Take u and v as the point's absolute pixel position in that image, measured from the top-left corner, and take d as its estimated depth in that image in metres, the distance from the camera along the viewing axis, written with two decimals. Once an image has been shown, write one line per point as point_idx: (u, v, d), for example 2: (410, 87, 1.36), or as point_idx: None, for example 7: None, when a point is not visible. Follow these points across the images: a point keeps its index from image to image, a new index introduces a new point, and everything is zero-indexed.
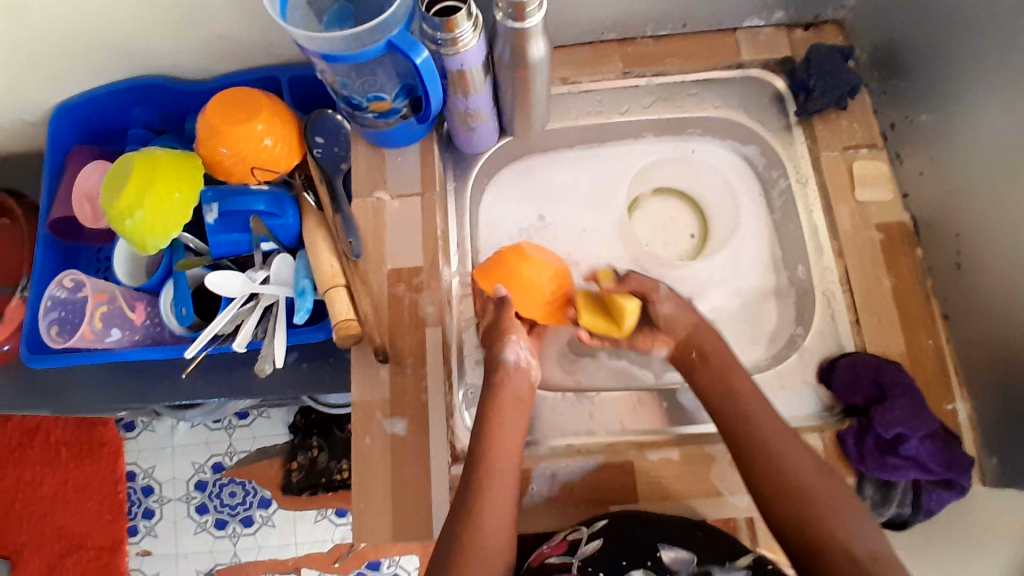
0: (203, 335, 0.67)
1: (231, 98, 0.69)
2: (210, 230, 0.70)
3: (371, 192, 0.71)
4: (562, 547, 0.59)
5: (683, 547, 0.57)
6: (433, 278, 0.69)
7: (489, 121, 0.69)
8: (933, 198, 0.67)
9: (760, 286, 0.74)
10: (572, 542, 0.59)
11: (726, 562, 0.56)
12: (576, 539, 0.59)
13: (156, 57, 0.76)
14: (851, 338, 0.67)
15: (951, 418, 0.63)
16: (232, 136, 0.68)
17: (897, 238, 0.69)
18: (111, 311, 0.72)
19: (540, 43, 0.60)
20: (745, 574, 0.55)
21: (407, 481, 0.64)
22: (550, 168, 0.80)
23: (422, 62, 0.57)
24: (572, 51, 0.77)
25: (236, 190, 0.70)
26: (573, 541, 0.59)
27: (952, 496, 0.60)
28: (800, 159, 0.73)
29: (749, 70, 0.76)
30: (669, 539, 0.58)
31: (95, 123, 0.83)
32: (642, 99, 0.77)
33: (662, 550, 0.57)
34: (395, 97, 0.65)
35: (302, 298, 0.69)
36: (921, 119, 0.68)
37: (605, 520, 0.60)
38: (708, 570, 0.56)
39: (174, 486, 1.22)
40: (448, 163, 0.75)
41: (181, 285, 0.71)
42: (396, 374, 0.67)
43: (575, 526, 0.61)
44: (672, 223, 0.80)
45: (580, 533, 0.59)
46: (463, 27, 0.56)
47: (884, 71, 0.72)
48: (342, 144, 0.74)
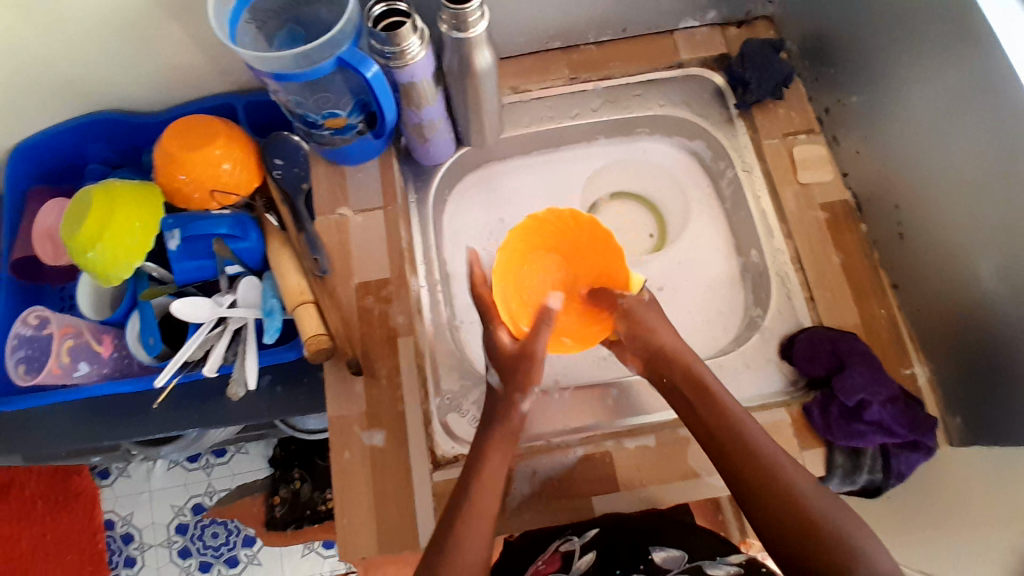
0: (171, 364, 0.67)
1: (189, 127, 0.71)
2: (174, 257, 0.71)
3: (333, 209, 0.72)
4: (556, 563, 0.63)
5: (674, 547, 0.62)
6: (400, 288, 0.70)
7: (444, 131, 0.71)
8: (872, 174, 0.71)
9: (715, 272, 0.77)
10: (565, 555, 0.63)
11: (718, 558, 0.61)
12: (569, 552, 0.63)
13: (109, 91, 0.77)
14: (808, 313, 0.69)
15: (911, 382, 0.66)
16: (191, 161, 0.69)
17: (841, 214, 0.73)
18: (79, 345, 0.72)
19: (486, 53, 0.62)
20: (737, 569, 0.59)
21: (388, 492, 0.64)
22: (507, 177, 0.82)
23: (371, 76, 0.60)
24: (520, 62, 0.80)
25: (197, 216, 0.71)
26: (567, 553, 0.63)
27: (920, 457, 0.62)
28: (745, 148, 0.76)
29: (689, 69, 0.79)
30: (661, 542, 0.62)
31: (49, 162, 0.83)
32: (590, 103, 0.80)
33: (653, 552, 0.62)
34: (350, 113, 0.67)
35: (270, 318, 0.70)
36: (852, 100, 0.72)
37: (596, 530, 0.63)
38: (700, 566, 0.60)
39: (154, 532, 1.19)
40: (409, 177, 0.77)
41: (147, 315, 0.71)
42: (371, 386, 0.67)
43: (566, 536, 0.65)
44: (631, 226, 0.84)
45: (572, 544, 0.64)
46: (409, 40, 0.58)
47: (815, 60, 0.76)
48: (302, 165, 0.76)
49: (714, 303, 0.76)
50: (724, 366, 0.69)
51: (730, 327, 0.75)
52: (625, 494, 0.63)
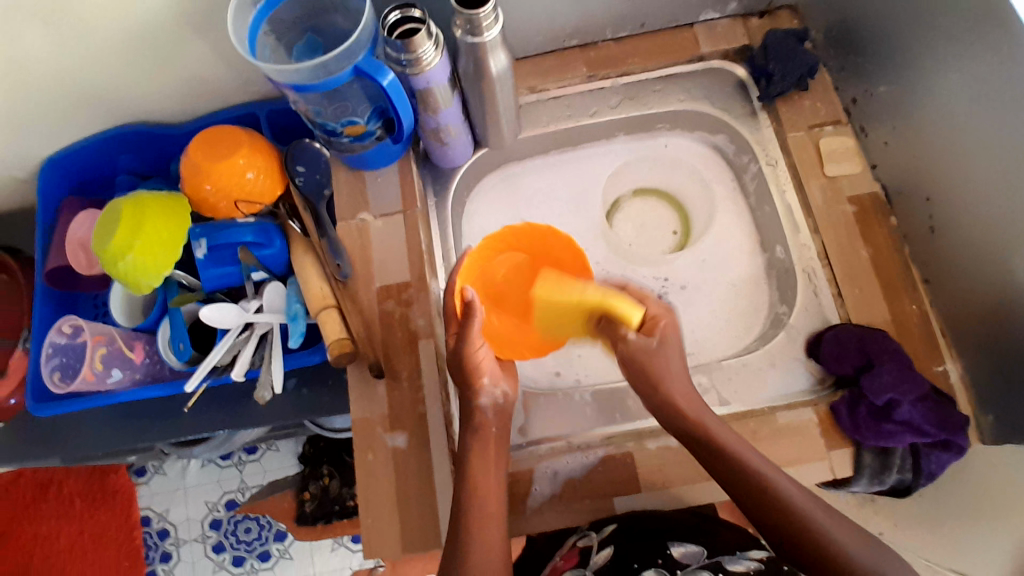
0: (201, 368, 0.69)
1: (212, 137, 0.72)
2: (201, 265, 0.72)
3: (354, 214, 0.73)
4: (575, 556, 0.66)
5: (693, 542, 0.63)
6: (421, 292, 0.70)
7: (461, 135, 0.71)
8: (900, 167, 0.69)
9: (739, 268, 0.76)
10: (584, 550, 0.65)
11: (738, 553, 0.63)
12: (587, 547, 0.65)
13: (137, 102, 0.79)
14: (835, 310, 0.68)
15: (944, 380, 0.64)
16: (215, 172, 0.70)
17: (869, 208, 0.71)
18: (112, 352, 0.74)
19: (500, 55, 0.62)
20: (756, 565, 0.62)
21: (412, 493, 0.65)
22: (525, 176, 0.82)
23: (388, 84, 0.60)
24: (537, 61, 0.80)
25: (222, 224, 0.72)
26: (584, 549, 0.65)
27: (951, 457, 0.61)
28: (768, 142, 0.75)
29: (710, 62, 0.78)
30: (679, 537, 0.64)
31: (82, 172, 0.86)
32: (609, 100, 0.79)
33: (670, 547, 0.63)
34: (368, 120, 0.68)
35: (294, 322, 0.71)
36: (880, 91, 0.70)
37: (613, 526, 0.65)
38: (720, 562, 0.62)
39: (189, 527, 1.23)
40: (427, 180, 0.77)
41: (177, 322, 0.73)
42: (394, 389, 0.68)
43: (585, 532, 0.67)
44: (654, 222, 0.83)
45: (590, 539, 0.66)
46: (424, 47, 0.58)
47: (840, 50, 0.74)
48: (323, 171, 0.77)
49: (738, 302, 0.75)
50: (749, 366, 0.68)
51: (755, 324, 0.74)
52: (647, 496, 0.63)
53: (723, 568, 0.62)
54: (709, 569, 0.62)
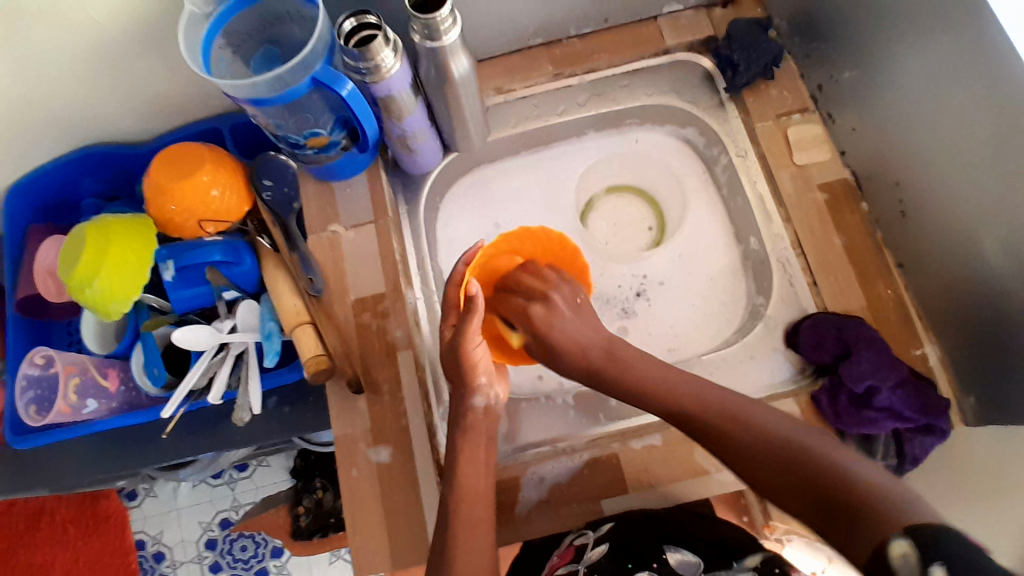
0: (178, 391, 0.68)
1: (174, 156, 0.71)
2: (170, 288, 0.71)
3: (325, 227, 0.72)
4: (570, 553, 0.66)
5: (690, 552, 0.62)
6: (396, 302, 0.70)
7: (428, 141, 0.70)
8: (869, 152, 0.69)
9: (717, 261, 0.76)
10: (579, 548, 0.65)
11: (733, 564, 0.61)
12: (582, 545, 0.65)
13: (98, 125, 0.78)
14: (812, 300, 0.68)
15: (922, 363, 0.65)
16: (179, 191, 0.69)
17: (841, 193, 0.71)
18: (85, 382, 0.73)
19: (462, 59, 0.61)
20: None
21: (398, 506, 0.64)
22: (497, 178, 0.81)
23: (347, 94, 0.59)
24: (502, 61, 0.79)
25: (190, 245, 0.71)
26: (580, 546, 0.65)
27: (935, 441, 0.61)
28: (738, 132, 0.74)
29: (675, 54, 0.77)
30: (678, 543, 0.63)
31: (46, 199, 0.84)
32: (577, 97, 0.78)
33: (668, 552, 0.62)
34: (332, 130, 0.67)
35: (268, 341, 0.70)
36: (845, 76, 0.70)
37: (610, 523, 0.65)
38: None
39: (184, 548, 1.21)
40: (398, 188, 0.76)
41: (150, 346, 0.72)
42: (374, 403, 0.67)
43: (582, 531, 0.67)
44: (628, 220, 0.82)
45: (587, 538, 0.66)
46: (382, 53, 0.57)
47: (804, 36, 0.74)
48: (291, 184, 0.76)
49: (717, 295, 0.75)
50: (728, 360, 0.68)
51: (734, 316, 0.74)
52: (635, 496, 0.63)
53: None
54: None
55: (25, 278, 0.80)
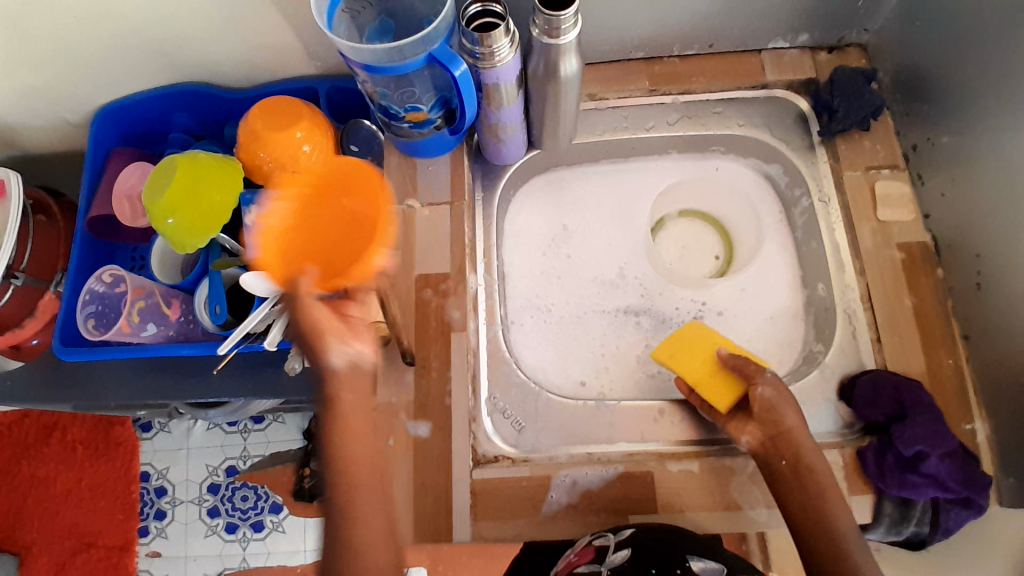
0: (236, 332, 0.69)
1: (273, 107, 0.73)
2: (247, 233, 0.73)
3: (403, 200, 0.74)
4: (589, 555, 0.59)
5: (714, 559, 0.57)
6: (459, 284, 0.71)
7: (518, 134, 0.72)
8: (954, 221, 0.68)
9: (781, 302, 0.76)
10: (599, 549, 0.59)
11: None
12: (603, 547, 0.60)
13: (200, 62, 0.80)
14: (872, 356, 0.68)
15: (970, 439, 0.64)
16: (273, 140, 0.71)
17: (917, 257, 0.70)
18: (150, 307, 0.75)
19: (573, 60, 0.62)
20: None
21: (429, 483, 0.65)
22: (574, 181, 0.83)
23: (460, 74, 0.59)
24: (600, 69, 0.80)
25: (273, 194, 0.73)
26: (600, 548, 0.60)
27: (970, 515, 0.61)
28: (824, 177, 0.74)
29: (773, 91, 0.77)
30: (699, 550, 0.58)
31: (134, 125, 0.87)
32: (667, 116, 0.78)
33: (692, 560, 0.57)
34: (432, 108, 0.68)
35: (333, 300, 0.71)
36: (943, 140, 0.69)
37: (632, 528, 0.61)
38: None
39: (187, 488, 1.23)
40: (477, 175, 0.78)
41: (216, 284, 0.74)
42: (421, 378, 0.68)
43: (601, 533, 0.62)
44: (697, 245, 0.83)
45: (606, 540, 0.60)
46: (500, 42, 0.58)
47: (906, 95, 0.73)
48: (376, 152, 0.77)
49: (772, 335, 0.75)
50: None
51: (787, 359, 0.73)
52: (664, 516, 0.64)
53: None
54: None
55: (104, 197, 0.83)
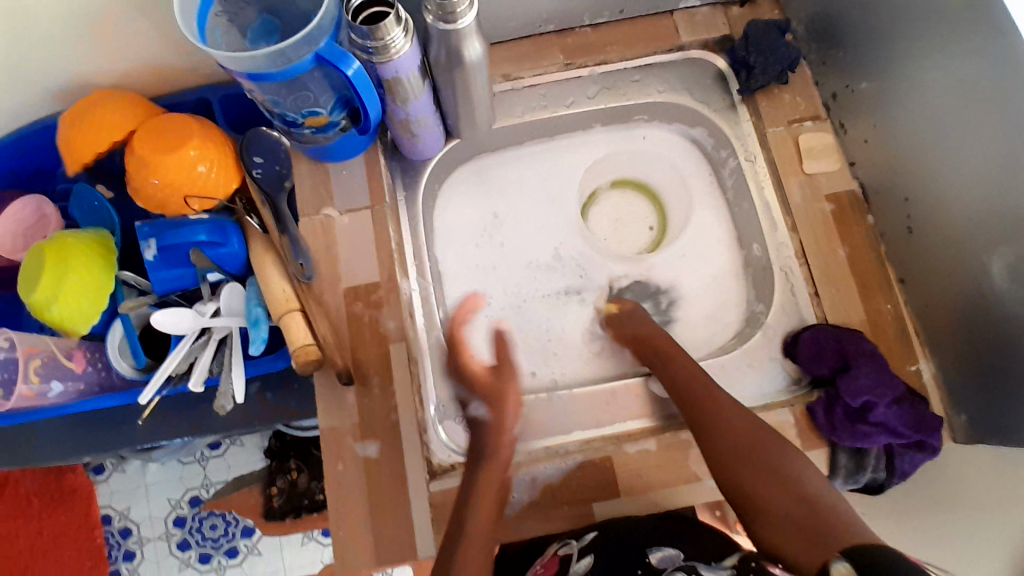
0: (155, 378, 0.66)
1: (161, 128, 0.68)
2: (150, 266, 0.68)
3: (318, 210, 0.69)
4: (556, 564, 0.62)
5: (670, 546, 0.60)
6: (391, 293, 0.67)
7: (432, 126, 0.67)
8: (879, 165, 0.68)
9: (720, 267, 0.75)
10: (563, 560, 0.62)
11: (713, 563, 0.58)
12: (567, 556, 0.62)
13: (79, 81, 0.73)
14: (811, 310, 0.68)
15: (916, 379, 0.65)
16: (164, 165, 0.66)
17: (847, 205, 0.70)
18: (48, 364, 0.70)
19: (476, 44, 0.58)
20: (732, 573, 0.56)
21: (385, 503, 0.62)
22: (500, 166, 0.79)
23: (353, 73, 0.56)
24: (512, 47, 0.76)
25: (174, 223, 0.69)
26: (563, 557, 0.62)
27: (924, 457, 0.61)
28: (747, 136, 0.73)
29: (689, 52, 0.76)
30: (655, 540, 0.61)
31: (18, 165, 0.79)
32: (586, 90, 0.76)
33: (648, 554, 0.60)
34: (332, 110, 0.63)
35: (256, 328, 0.66)
36: (860, 87, 0.69)
37: (594, 532, 0.62)
38: (695, 566, 0.58)
39: (152, 525, 1.12)
40: (396, 173, 0.73)
41: (128, 328, 0.70)
42: (363, 396, 0.65)
43: (565, 540, 0.63)
44: (630, 218, 0.81)
45: (570, 548, 0.62)
46: (392, 33, 0.54)
47: (821, 43, 0.73)
48: (282, 161, 0.71)
49: (713, 301, 0.74)
50: (728, 366, 0.68)
51: (730, 323, 0.73)
52: (627, 500, 0.63)
53: (698, 571, 0.57)
54: (683, 570, 0.58)
55: (10, 242, 0.76)
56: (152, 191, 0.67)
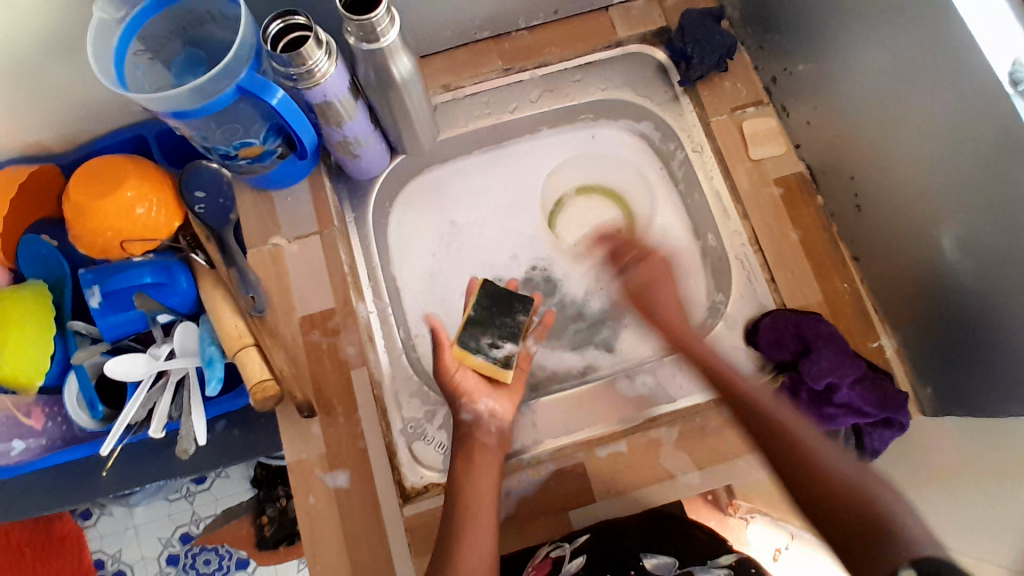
0: (115, 428, 0.64)
1: (96, 171, 0.66)
2: (97, 314, 0.67)
3: (265, 240, 0.68)
4: (546, 566, 0.58)
5: (665, 553, 0.58)
6: (347, 317, 0.66)
7: (373, 145, 0.66)
8: (824, 145, 0.68)
9: (679, 261, 0.74)
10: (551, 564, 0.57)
11: (707, 562, 0.58)
12: (559, 557, 0.59)
13: (6, 130, 0.71)
14: (769, 296, 0.68)
15: (879, 355, 0.65)
16: (100, 210, 0.64)
17: (796, 188, 0.70)
18: (5, 424, 0.69)
19: (404, 59, 0.57)
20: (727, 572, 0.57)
21: (360, 532, 0.61)
22: (452, 180, 0.78)
23: (277, 102, 0.54)
24: (448, 56, 0.75)
25: (117, 267, 0.67)
26: (556, 559, 0.59)
27: (893, 434, 0.61)
28: (693, 127, 0.73)
29: (628, 47, 0.75)
30: (652, 546, 0.59)
31: None
32: (528, 94, 0.75)
33: (643, 559, 0.58)
34: (265, 139, 0.61)
35: (210, 367, 0.65)
36: (798, 69, 0.69)
37: (587, 534, 0.60)
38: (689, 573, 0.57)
39: (146, 567, 1.09)
40: (343, 195, 0.72)
41: (84, 379, 0.68)
42: (328, 426, 0.64)
43: (557, 543, 0.60)
44: (597, 222, 0.77)
45: (563, 550, 0.59)
46: (315, 57, 0.53)
47: (756, 28, 0.72)
48: (224, 194, 0.70)
49: None
50: (692, 360, 0.68)
51: (691, 316, 0.73)
52: (603, 504, 0.63)
53: None
54: None
55: None
56: (91, 236, 0.65)
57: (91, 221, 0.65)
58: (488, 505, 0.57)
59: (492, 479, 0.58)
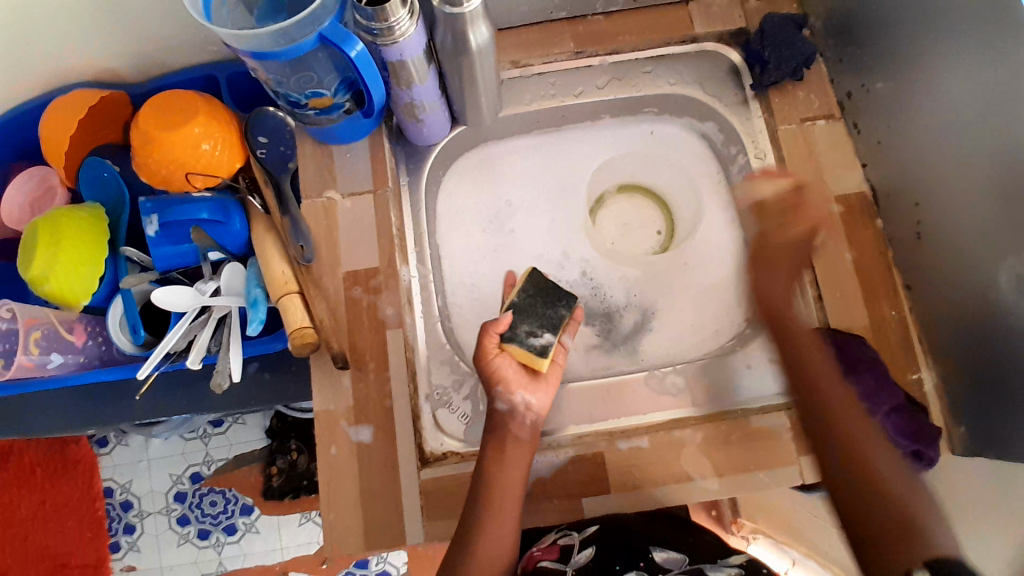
0: (154, 354, 0.66)
1: (167, 104, 0.69)
2: (152, 242, 0.69)
3: (320, 192, 0.68)
4: (554, 552, 0.64)
5: (675, 551, 0.65)
6: (390, 278, 0.67)
7: (438, 112, 0.67)
8: (892, 167, 0.66)
9: (725, 268, 0.73)
10: (564, 548, 0.64)
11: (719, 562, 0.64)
12: (568, 545, 0.65)
13: (89, 54, 0.74)
14: (814, 313, 0.67)
15: (916, 389, 0.64)
16: (169, 142, 0.67)
17: (857, 209, 0.69)
18: (48, 336, 0.72)
19: (482, 28, 0.57)
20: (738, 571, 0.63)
21: (376, 488, 0.62)
22: (505, 159, 0.78)
23: (356, 55, 0.56)
24: (522, 33, 0.75)
25: (179, 199, 0.69)
26: (565, 546, 0.65)
27: (921, 467, 0.60)
28: (759, 133, 0.72)
29: (703, 44, 0.74)
30: (660, 543, 0.65)
31: (28, 136, 0.81)
32: (596, 80, 0.74)
33: (653, 551, 0.64)
34: (336, 91, 0.63)
35: (254, 308, 0.67)
36: (876, 86, 0.67)
37: (596, 526, 0.67)
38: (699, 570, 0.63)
39: (153, 499, 1.13)
40: (400, 157, 0.73)
41: (129, 304, 0.70)
42: (358, 380, 0.65)
43: (566, 531, 0.67)
44: (639, 224, 0.79)
45: (572, 538, 0.65)
46: (397, 15, 0.53)
47: (838, 39, 0.71)
48: (286, 142, 0.72)
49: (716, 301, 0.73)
50: (729, 367, 0.67)
51: (729, 326, 0.72)
52: (618, 496, 0.62)
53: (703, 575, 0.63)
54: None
55: (18, 212, 0.78)
56: (155, 164, 0.68)
57: (159, 151, 0.67)
58: (514, 492, 0.58)
59: (522, 472, 0.59)
